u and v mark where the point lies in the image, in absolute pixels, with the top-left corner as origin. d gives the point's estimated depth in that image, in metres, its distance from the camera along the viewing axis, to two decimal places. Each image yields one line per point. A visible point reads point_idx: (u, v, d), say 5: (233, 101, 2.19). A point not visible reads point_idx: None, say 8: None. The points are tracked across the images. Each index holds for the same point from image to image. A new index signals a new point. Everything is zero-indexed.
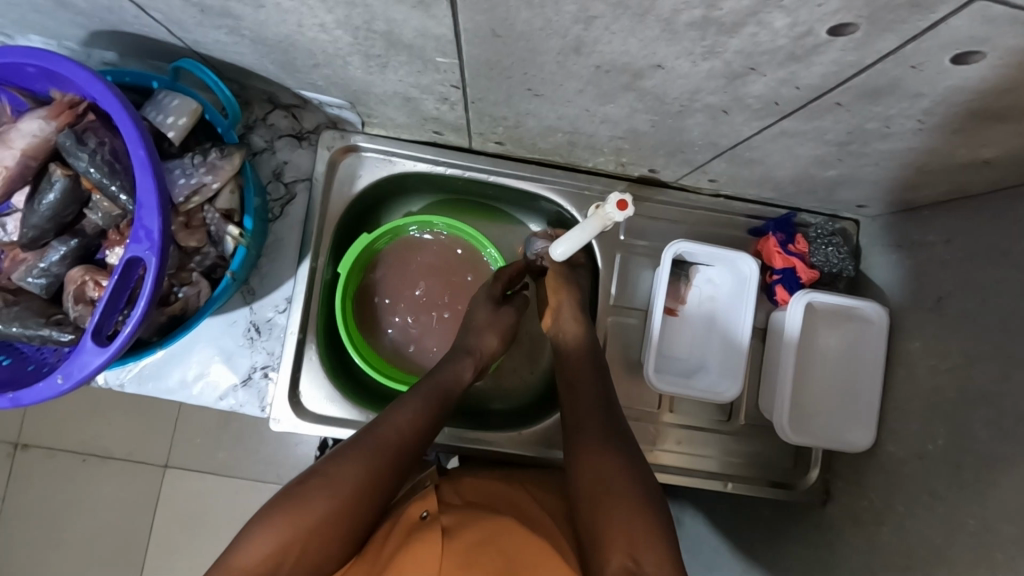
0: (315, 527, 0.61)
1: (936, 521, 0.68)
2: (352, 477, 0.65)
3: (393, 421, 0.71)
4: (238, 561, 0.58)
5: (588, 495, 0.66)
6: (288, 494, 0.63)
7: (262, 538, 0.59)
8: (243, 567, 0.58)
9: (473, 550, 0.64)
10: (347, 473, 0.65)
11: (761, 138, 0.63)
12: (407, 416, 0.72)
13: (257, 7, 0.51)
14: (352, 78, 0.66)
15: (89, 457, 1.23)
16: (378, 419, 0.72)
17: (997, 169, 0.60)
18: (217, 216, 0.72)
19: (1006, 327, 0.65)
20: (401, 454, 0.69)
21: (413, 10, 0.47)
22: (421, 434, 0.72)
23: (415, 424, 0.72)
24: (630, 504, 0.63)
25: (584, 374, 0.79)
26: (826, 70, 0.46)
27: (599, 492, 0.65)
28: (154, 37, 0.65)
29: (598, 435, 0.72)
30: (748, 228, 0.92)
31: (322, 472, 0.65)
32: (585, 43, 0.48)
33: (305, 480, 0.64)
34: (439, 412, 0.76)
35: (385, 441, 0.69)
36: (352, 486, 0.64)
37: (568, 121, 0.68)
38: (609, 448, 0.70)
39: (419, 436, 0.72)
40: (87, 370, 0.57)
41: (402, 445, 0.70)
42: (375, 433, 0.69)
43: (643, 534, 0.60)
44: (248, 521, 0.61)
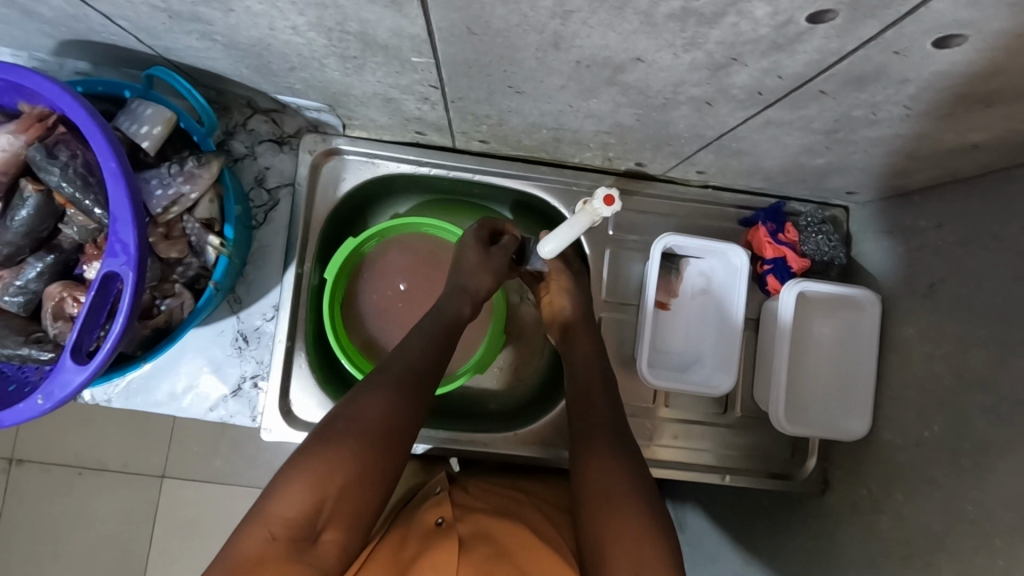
0: (349, 472, 0.61)
1: (935, 508, 0.68)
2: (376, 417, 0.65)
3: (403, 359, 0.73)
4: (277, 510, 0.58)
5: (591, 500, 0.65)
6: (316, 439, 0.63)
7: (297, 485, 0.59)
8: (283, 517, 0.58)
9: (488, 559, 0.64)
10: (373, 408, 0.66)
11: (748, 129, 0.62)
12: (418, 352, 0.74)
13: (225, 10, 0.50)
14: (330, 80, 0.64)
15: (85, 469, 1.22)
16: (389, 359, 0.73)
17: (986, 152, 0.59)
18: (197, 226, 0.71)
19: (999, 311, 0.64)
20: (420, 387, 0.71)
21: (385, 9, 0.46)
22: (432, 360, 0.74)
23: (427, 355, 0.74)
24: (632, 508, 0.63)
25: (591, 376, 0.78)
26: (810, 59, 0.45)
27: (601, 496, 0.65)
28: (123, 45, 0.63)
29: (606, 435, 0.72)
30: (739, 219, 0.92)
31: (345, 415, 0.65)
32: (563, 38, 0.47)
33: (332, 426, 0.65)
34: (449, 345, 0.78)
35: (401, 375, 0.70)
36: (377, 426, 0.65)
37: (552, 117, 0.67)
38: (617, 452, 0.70)
39: (432, 368, 0.74)
40: (68, 389, 0.56)
41: (418, 375, 0.71)
42: (390, 372, 0.71)
43: (642, 536, 0.60)
44: (278, 474, 0.61)
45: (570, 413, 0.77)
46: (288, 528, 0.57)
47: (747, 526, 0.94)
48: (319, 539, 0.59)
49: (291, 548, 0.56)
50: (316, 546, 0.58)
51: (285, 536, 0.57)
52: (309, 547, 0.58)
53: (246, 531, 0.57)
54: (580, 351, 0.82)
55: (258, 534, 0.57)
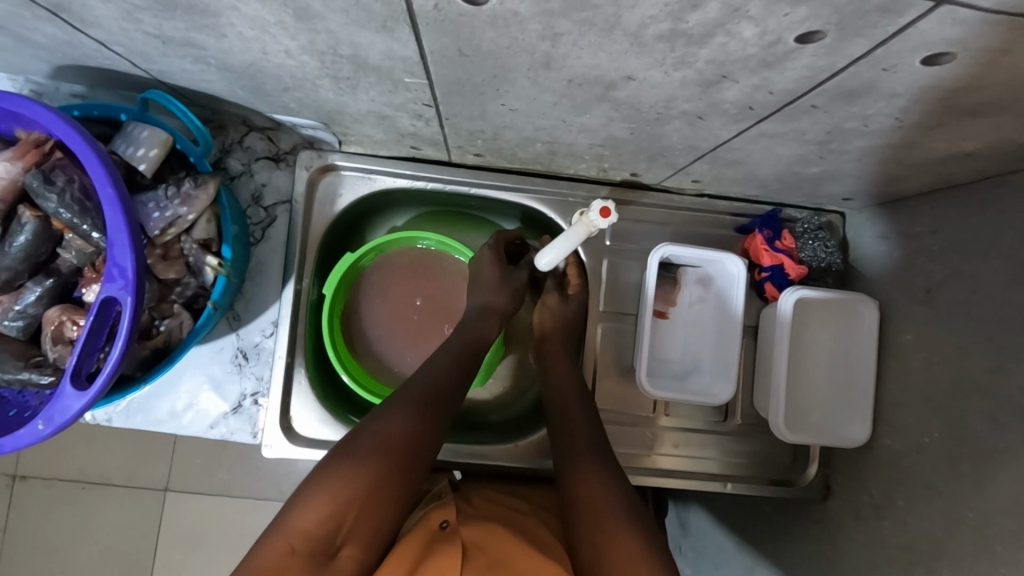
0: (369, 486, 0.62)
1: (937, 515, 0.68)
2: (400, 434, 0.66)
3: (427, 377, 0.73)
4: (296, 523, 0.58)
5: (585, 512, 0.66)
6: (339, 455, 0.64)
7: (318, 500, 0.60)
8: (302, 530, 0.58)
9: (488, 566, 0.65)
10: (397, 426, 0.66)
11: (741, 141, 0.62)
12: (440, 370, 0.75)
13: (218, 36, 0.50)
14: (324, 99, 0.65)
15: (89, 484, 1.22)
16: (413, 376, 0.74)
17: (979, 159, 0.59)
18: (194, 246, 0.71)
19: (997, 319, 0.64)
20: (444, 405, 0.71)
21: (377, 34, 0.46)
22: (456, 379, 0.75)
23: (451, 371, 0.75)
24: (621, 520, 0.63)
25: (569, 400, 0.79)
26: (799, 75, 0.45)
27: (593, 510, 0.65)
28: (119, 69, 0.64)
29: (592, 452, 0.73)
30: (735, 226, 0.92)
31: (369, 431, 0.66)
32: (554, 59, 0.47)
33: (353, 442, 0.65)
34: (468, 362, 0.78)
35: (424, 393, 0.71)
36: (401, 442, 0.65)
37: (546, 131, 0.67)
38: (605, 468, 0.70)
39: (451, 385, 0.74)
40: (68, 414, 0.56)
41: (444, 394, 0.72)
42: (414, 389, 0.71)
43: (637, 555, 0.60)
44: (299, 489, 0.61)
45: (551, 432, 0.78)
46: (308, 541, 0.57)
47: (751, 534, 0.94)
48: (337, 553, 0.59)
49: (309, 562, 0.56)
50: (334, 561, 0.58)
51: (304, 550, 0.57)
52: (328, 562, 0.58)
53: (264, 543, 0.57)
54: (567, 366, 0.84)
55: (277, 546, 0.57)
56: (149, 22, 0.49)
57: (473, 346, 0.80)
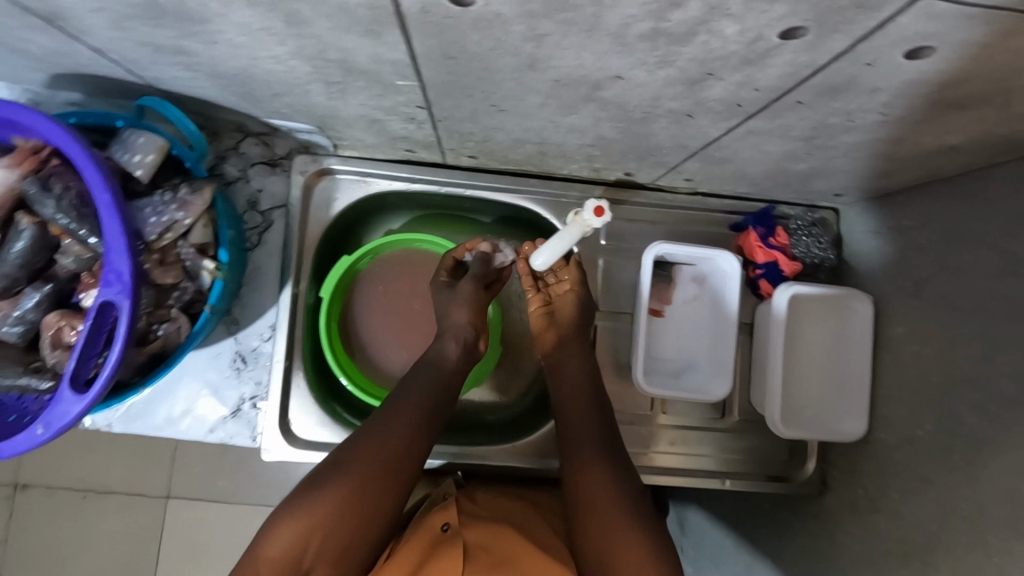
0: (332, 515, 0.64)
1: (931, 507, 0.68)
2: (363, 466, 0.67)
3: (400, 407, 0.73)
4: (265, 548, 0.63)
5: (585, 512, 0.68)
6: (307, 485, 0.67)
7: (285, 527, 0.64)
8: (269, 553, 0.63)
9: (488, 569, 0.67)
10: (363, 458, 0.68)
11: (729, 138, 0.63)
12: (414, 401, 0.74)
13: (209, 42, 0.51)
14: (316, 104, 0.65)
15: (89, 493, 1.22)
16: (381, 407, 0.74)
17: (964, 153, 0.60)
18: (191, 250, 0.70)
19: (985, 311, 0.65)
20: (420, 435, 0.72)
21: (364, 37, 0.46)
22: (425, 413, 0.74)
23: (419, 410, 0.73)
24: (625, 520, 0.65)
25: (577, 392, 0.79)
26: (782, 72, 0.46)
27: (595, 513, 0.67)
28: (114, 77, 0.64)
29: (597, 451, 0.73)
30: (728, 224, 0.92)
31: (334, 463, 0.68)
32: (540, 59, 0.47)
33: (320, 471, 0.68)
34: (448, 393, 0.77)
35: (398, 424, 0.71)
36: (363, 475, 0.67)
37: (536, 132, 0.67)
38: (607, 467, 0.71)
39: (422, 422, 0.73)
40: (67, 418, 0.57)
41: (415, 428, 0.72)
42: (381, 423, 0.71)
43: (642, 549, 0.63)
44: (271, 515, 0.65)
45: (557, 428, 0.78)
46: (276, 567, 0.62)
47: (750, 530, 0.94)
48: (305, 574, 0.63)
49: None
50: None
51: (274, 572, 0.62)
52: None
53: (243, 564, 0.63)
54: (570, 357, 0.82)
55: (251, 568, 0.62)
56: (140, 29, 0.49)
57: (441, 370, 0.78)
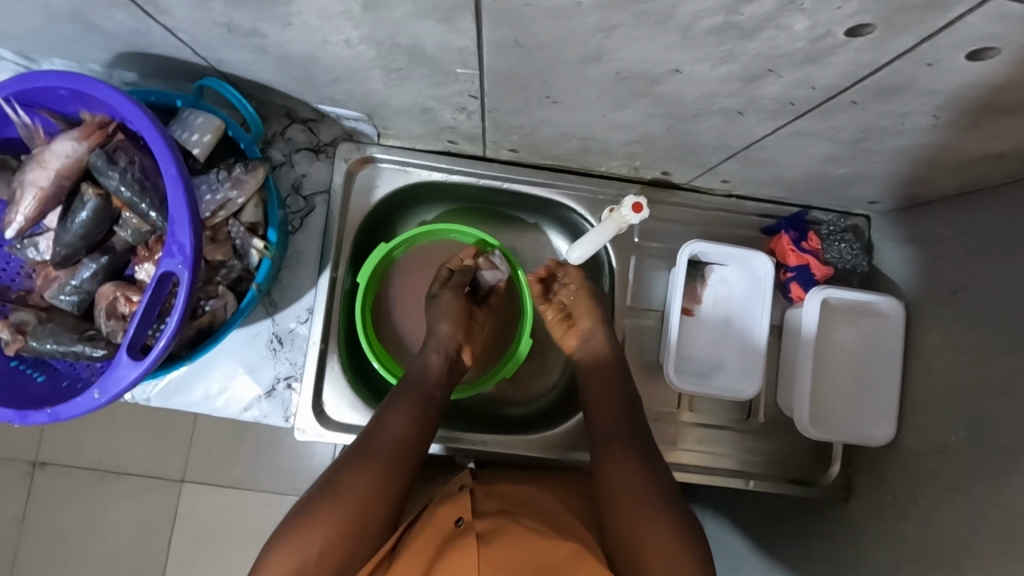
0: (331, 535, 0.64)
1: (961, 512, 0.69)
2: (361, 486, 0.68)
3: (385, 432, 0.72)
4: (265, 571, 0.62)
5: (616, 502, 0.69)
6: (303, 506, 0.67)
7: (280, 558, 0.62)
8: None
9: (504, 553, 0.65)
10: (350, 489, 0.67)
11: (775, 138, 0.64)
12: (398, 425, 0.73)
13: (284, 24, 0.53)
14: (372, 91, 0.67)
15: (108, 473, 1.24)
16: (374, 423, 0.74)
17: (1009, 160, 0.61)
18: (242, 230, 0.72)
19: (1021, 318, 0.65)
20: (403, 462, 0.71)
21: (439, 23, 0.48)
22: (420, 433, 0.74)
23: (410, 425, 0.74)
24: (658, 508, 0.67)
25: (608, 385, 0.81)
26: (841, 70, 0.47)
27: (629, 502, 0.68)
28: (179, 58, 0.66)
29: (625, 441, 0.75)
30: (760, 227, 0.93)
31: (331, 482, 0.68)
32: (606, 51, 0.49)
33: (312, 496, 0.67)
34: (431, 413, 0.77)
35: (381, 452, 0.71)
36: (358, 493, 0.67)
37: (583, 126, 0.69)
38: (639, 458, 0.73)
39: (417, 438, 0.74)
40: (122, 384, 0.59)
41: (409, 444, 0.73)
42: (375, 439, 0.72)
43: (672, 546, 0.64)
44: (270, 538, 0.65)
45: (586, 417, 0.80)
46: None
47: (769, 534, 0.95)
48: None
49: None
50: None
51: None
52: None
53: None
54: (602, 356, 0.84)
55: None
56: (220, 9, 0.51)
57: (424, 380, 0.79)
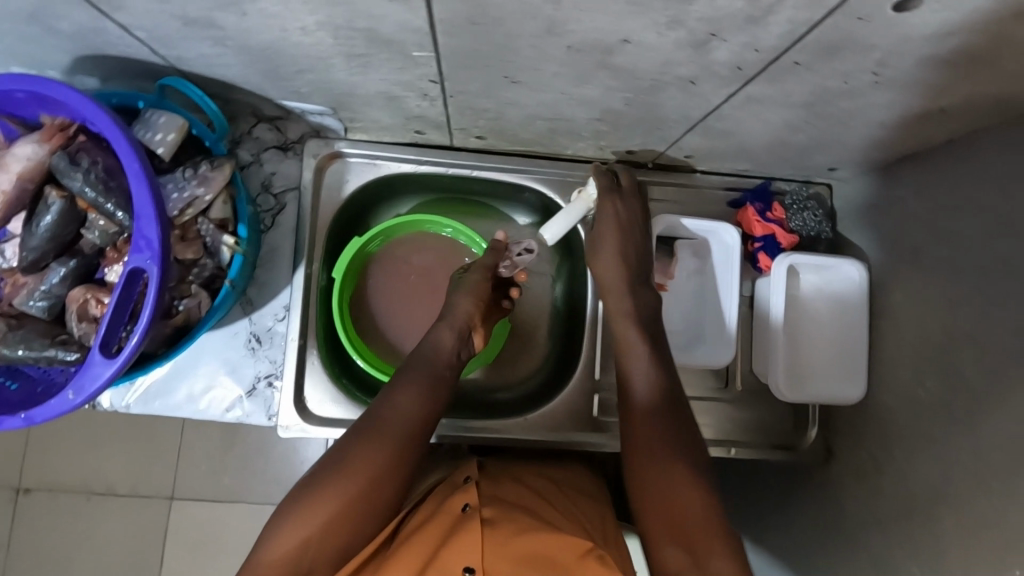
0: (330, 518, 0.62)
1: (934, 461, 0.71)
2: (362, 467, 0.65)
3: (391, 410, 0.69)
4: (267, 554, 0.60)
5: (651, 473, 0.68)
6: (302, 489, 0.64)
7: (286, 534, 0.61)
8: (273, 561, 0.60)
9: (517, 541, 0.63)
10: (353, 471, 0.64)
11: (730, 106, 0.66)
12: (399, 406, 0.70)
13: (240, 14, 0.53)
14: (335, 81, 0.68)
15: (94, 494, 1.22)
16: (377, 402, 0.70)
17: (953, 115, 0.63)
18: (211, 227, 0.73)
19: (977, 268, 0.68)
20: (414, 441, 0.69)
21: (391, 4, 0.49)
22: (425, 413, 0.71)
23: (415, 405, 0.70)
24: (684, 478, 0.66)
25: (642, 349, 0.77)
26: (783, 30, 0.49)
27: (661, 479, 0.67)
28: (139, 58, 0.67)
29: (663, 410, 0.73)
30: (727, 200, 0.95)
31: (331, 464, 0.65)
32: (557, 23, 0.50)
33: (316, 475, 0.65)
34: (439, 393, 0.73)
35: (389, 430, 0.68)
36: (361, 476, 0.64)
37: (546, 106, 0.70)
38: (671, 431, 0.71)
39: (424, 417, 0.70)
40: (98, 382, 0.58)
41: (413, 424, 0.69)
42: (376, 420, 0.68)
43: (706, 526, 0.62)
44: (270, 519, 0.63)
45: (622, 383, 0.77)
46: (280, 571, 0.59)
47: None
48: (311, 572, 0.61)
49: None
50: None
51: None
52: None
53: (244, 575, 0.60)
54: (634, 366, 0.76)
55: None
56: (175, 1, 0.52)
57: (436, 360, 0.75)
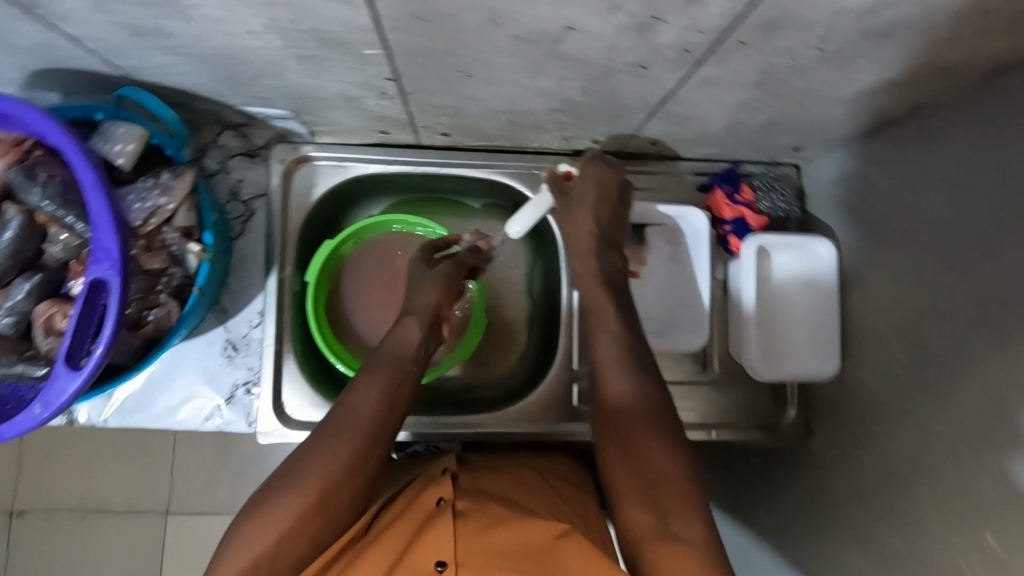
0: (294, 522, 0.62)
1: (906, 431, 0.72)
2: (325, 469, 0.65)
3: (356, 407, 0.69)
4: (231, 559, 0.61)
5: (624, 460, 0.67)
6: (265, 493, 0.65)
7: (251, 535, 0.61)
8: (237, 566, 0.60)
9: (487, 533, 0.63)
10: (316, 472, 0.64)
11: (685, 90, 0.66)
12: (362, 405, 0.69)
13: (185, 20, 0.53)
14: (292, 84, 0.68)
15: (89, 513, 1.22)
16: (342, 403, 0.70)
17: (904, 88, 0.64)
18: (176, 235, 0.73)
19: (938, 238, 0.68)
20: (377, 439, 0.68)
21: (333, 2, 0.49)
22: (389, 411, 0.71)
23: (378, 403, 0.70)
24: (656, 464, 0.65)
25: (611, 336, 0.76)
26: (722, 9, 0.49)
27: (633, 467, 0.66)
28: (93, 70, 0.67)
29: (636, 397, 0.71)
30: (697, 185, 0.96)
31: (295, 467, 0.66)
32: (500, 14, 0.50)
33: (280, 479, 0.65)
34: (404, 390, 0.73)
35: (353, 429, 0.68)
36: (323, 478, 0.64)
37: (505, 98, 0.71)
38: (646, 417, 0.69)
39: (387, 414, 0.70)
40: (64, 396, 0.58)
41: (376, 422, 0.69)
42: (339, 421, 0.68)
43: (680, 511, 0.62)
44: (235, 524, 0.63)
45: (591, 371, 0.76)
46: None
47: None
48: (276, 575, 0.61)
49: None
50: None
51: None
52: None
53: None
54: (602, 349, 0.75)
55: None
56: (119, 11, 0.52)
57: (400, 353, 0.75)
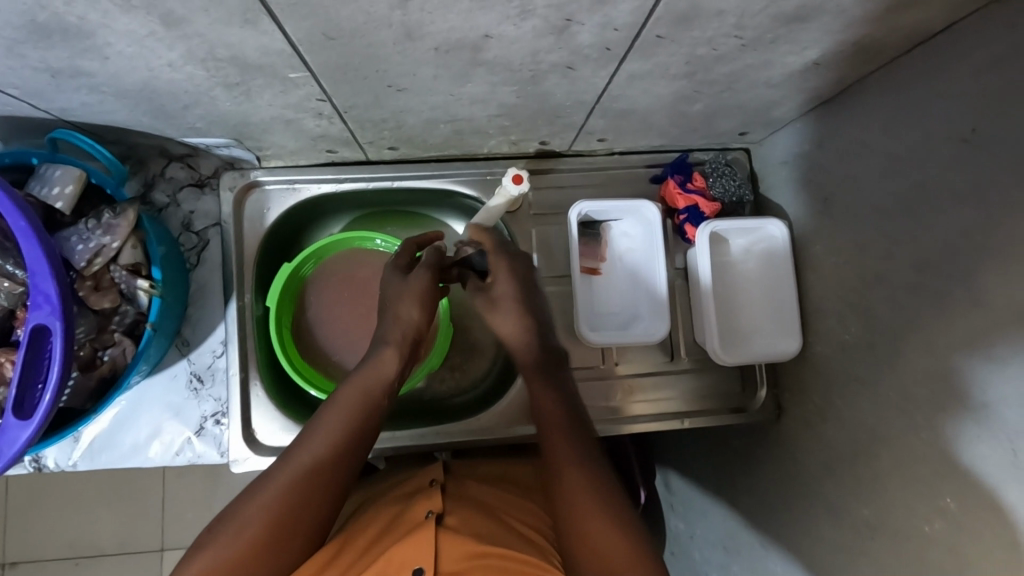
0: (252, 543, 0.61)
1: (865, 402, 0.72)
2: (287, 491, 0.64)
3: (325, 432, 0.69)
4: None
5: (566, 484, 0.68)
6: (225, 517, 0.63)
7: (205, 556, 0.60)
8: None
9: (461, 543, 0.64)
10: (277, 495, 0.63)
11: (616, 86, 0.67)
12: (332, 430, 0.69)
13: (101, 59, 0.53)
14: (226, 111, 0.68)
15: (82, 558, 1.21)
16: (311, 427, 0.70)
17: (828, 66, 0.65)
18: (124, 273, 0.72)
19: (877, 211, 0.69)
20: (344, 463, 0.68)
21: (243, 29, 0.49)
22: (360, 436, 0.70)
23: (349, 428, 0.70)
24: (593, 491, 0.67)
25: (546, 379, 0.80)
26: (631, 6, 0.50)
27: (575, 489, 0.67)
28: (23, 115, 0.66)
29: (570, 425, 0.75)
30: (650, 177, 0.97)
31: (259, 488, 0.65)
32: (412, 28, 0.51)
33: (241, 503, 0.64)
34: (375, 415, 0.73)
35: (319, 451, 0.67)
36: (285, 500, 0.63)
37: (441, 109, 0.71)
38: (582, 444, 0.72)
39: (358, 439, 0.70)
40: (16, 445, 0.58)
41: (347, 446, 0.69)
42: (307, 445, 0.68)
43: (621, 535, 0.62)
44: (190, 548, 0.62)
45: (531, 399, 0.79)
46: None
47: None
48: None
49: None
50: None
51: None
52: None
53: None
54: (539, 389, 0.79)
55: None
56: (32, 55, 0.51)
57: (377, 380, 0.75)
